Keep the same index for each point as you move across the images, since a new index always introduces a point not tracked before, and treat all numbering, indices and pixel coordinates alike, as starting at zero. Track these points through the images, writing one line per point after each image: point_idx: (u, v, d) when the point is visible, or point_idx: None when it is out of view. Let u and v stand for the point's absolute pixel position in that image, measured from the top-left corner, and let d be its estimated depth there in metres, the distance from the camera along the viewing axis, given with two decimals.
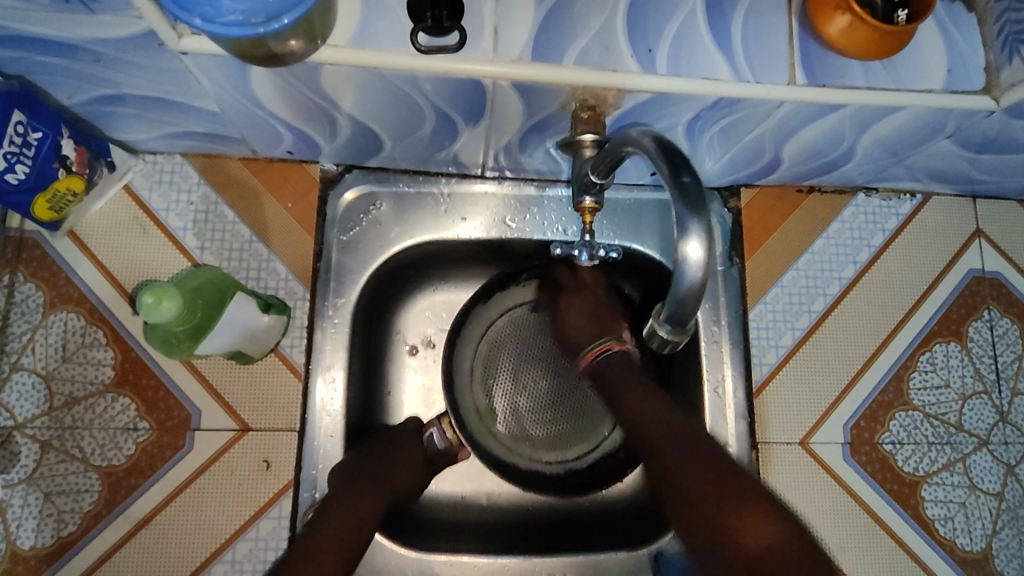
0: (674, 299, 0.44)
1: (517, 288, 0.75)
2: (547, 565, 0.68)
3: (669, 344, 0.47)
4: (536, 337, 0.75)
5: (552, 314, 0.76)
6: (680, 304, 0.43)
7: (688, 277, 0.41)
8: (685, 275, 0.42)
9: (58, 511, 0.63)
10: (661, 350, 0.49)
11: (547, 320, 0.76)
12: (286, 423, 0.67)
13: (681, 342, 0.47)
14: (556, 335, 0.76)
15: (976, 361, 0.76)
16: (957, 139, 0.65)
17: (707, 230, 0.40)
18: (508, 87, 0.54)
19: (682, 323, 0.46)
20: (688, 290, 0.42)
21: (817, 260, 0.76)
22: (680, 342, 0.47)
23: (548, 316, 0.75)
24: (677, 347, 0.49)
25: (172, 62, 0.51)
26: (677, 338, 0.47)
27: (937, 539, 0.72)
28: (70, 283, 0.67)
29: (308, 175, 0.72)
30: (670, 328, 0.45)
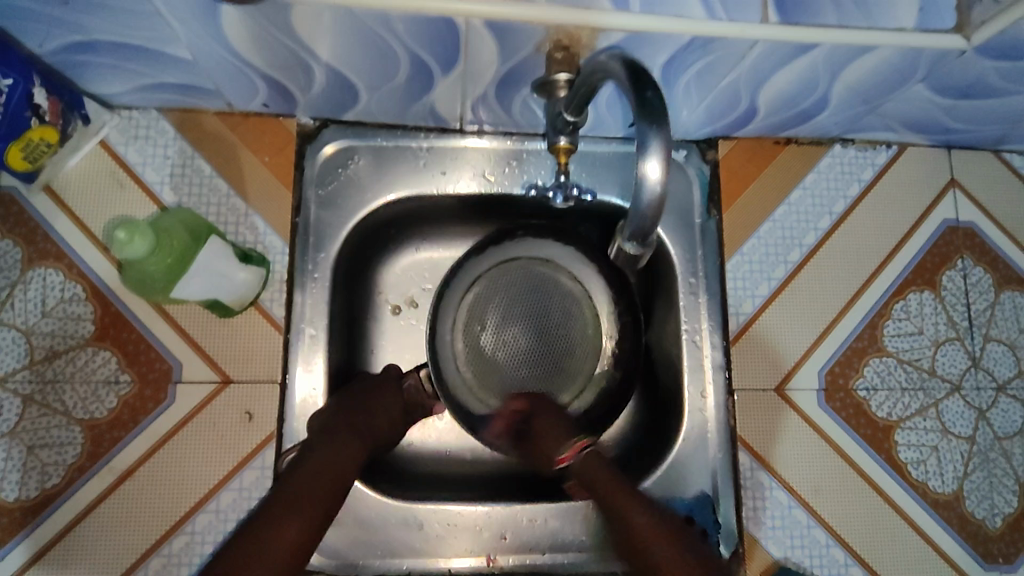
0: (635, 216, 0.45)
1: (508, 244, 0.75)
2: (529, 512, 0.70)
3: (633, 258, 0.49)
4: (524, 293, 0.74)
5: (540, 272, 0.74)
6: (639, 221, 0.45)
7: (645, 195, 0.42)
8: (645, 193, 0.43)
9: (42, 463, 0.64)
10: (628, 264, 0.51)
11: (536, 278, 0.74)
12: (268, 376, 0.67)
13: (645, 256, 0.49)
14: (541, 295, 0.74)
15: (950, 309, 0.77)
16: (931, 84, 0.65)
17: (665, 150, 0.41)
18: (481, 27, 0.53)
19: (645, 238, 0.48)
20: (650, 206, 0.43)
21: (794, 211, 0.77)
22: (643, 256, 0.49)
23: (536, 275, 0.74)
24: (644, 259, 0.51)
25: (141, 4, 0.51)
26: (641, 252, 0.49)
27: (909, 481, 0.73)
28: (48, 239, 0.67)
29: (285, 129, 0.72)
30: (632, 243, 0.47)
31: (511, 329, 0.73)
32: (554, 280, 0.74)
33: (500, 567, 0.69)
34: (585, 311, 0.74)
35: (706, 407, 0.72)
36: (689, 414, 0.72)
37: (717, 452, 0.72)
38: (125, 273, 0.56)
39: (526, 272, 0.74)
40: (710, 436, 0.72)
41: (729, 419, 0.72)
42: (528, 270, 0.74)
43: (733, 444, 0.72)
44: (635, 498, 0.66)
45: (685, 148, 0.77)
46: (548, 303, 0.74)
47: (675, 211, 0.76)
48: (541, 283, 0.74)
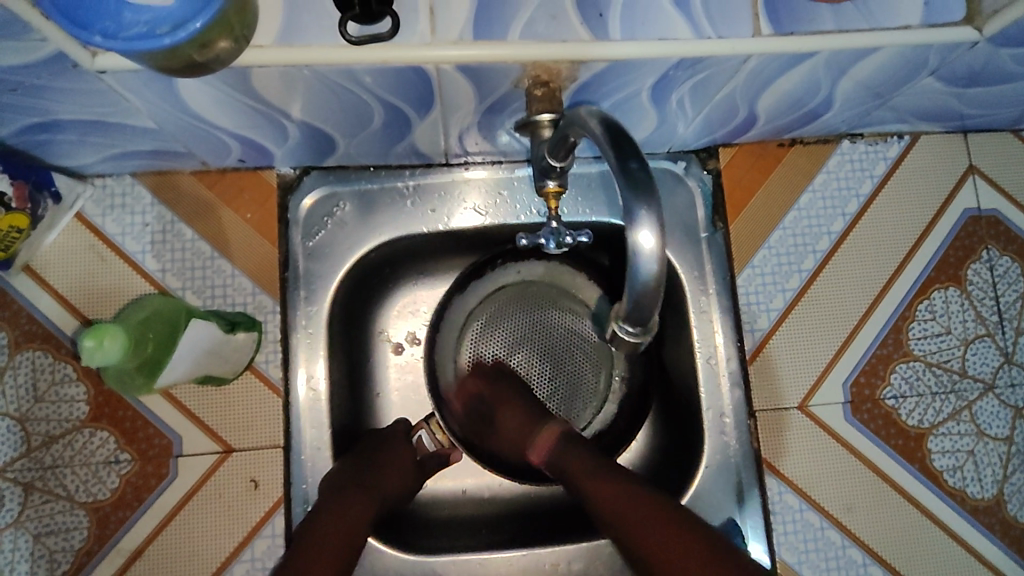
0: (629, 295, 0.40)
1: (492, 273, 0.74)
2: (553, 555, 0.68)
3: (632, 345, 0.43)
4: (521, 318, 0.75)
5: (534, 289, 0.75)
6: (636, 300, 0.40)
7: (642, 267, 0.38)
8: (641, 264, 0.38)
9: (49, 551, 0.62)
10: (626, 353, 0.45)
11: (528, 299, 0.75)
12: (270, 440, 0.65)
13: (646, 341, 0.43)
14: (529, 311, 0.75)
15: (978, 305, 0.73)
16: (942, 75, 0.61)
17: (656, 218, 0.37)
18: (454, 71, 0.50)
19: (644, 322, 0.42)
20: (646, 280, 0.38)
21: (804, 216, 0.73)
22: (643, 343, 0.42)
23: (528, 294, 0.75)
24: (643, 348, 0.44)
25: (92, 83, 0.48)
26: (641, 339, 0.43)
27: (947, 490, 0.70)
28: (33, 320, 0.65)
29: (265, 183, 0.69)
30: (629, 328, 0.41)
31: (518, 356, 0.75)
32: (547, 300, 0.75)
33: None
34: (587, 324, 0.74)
35: (727, 431, 0.69)
36: (710, 439, 0.69)
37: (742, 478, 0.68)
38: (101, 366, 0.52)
39: (520, 294, 0.74)
40: (733, 461, 0.69)
41: (752, 442, 0.69)
42: (522, 292, 0.74)
43: (759, 466, 0.69)
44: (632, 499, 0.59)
45: (684, 159, 0.73)
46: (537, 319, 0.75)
47: (678, 227, 0.72)
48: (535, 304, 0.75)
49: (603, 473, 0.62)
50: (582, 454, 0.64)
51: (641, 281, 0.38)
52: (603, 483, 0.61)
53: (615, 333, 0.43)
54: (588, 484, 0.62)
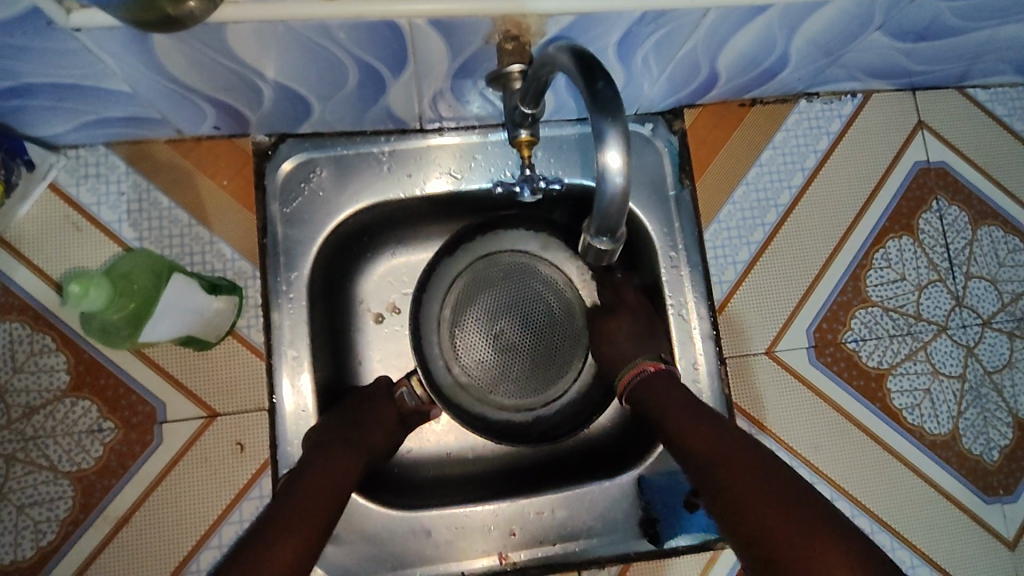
0: (598, 209, 0.42)
1: (484, 238, 0.76)
2: (536, 505, 0.70)
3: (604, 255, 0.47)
4: (507, 287, 0.77)
5: (519, 263, 0.77)
6: (604, 214, 0.42)
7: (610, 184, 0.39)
8: (608, 182, 0.40)
9: (34, 522, 0.62)
10: (598, 263, 0.48)
11: (514, 271, 0.77)
12: (255, 403, 0.66)
13: (616, 252, 0.46)
14: (515, 277, 0.77)
15: (930, 252, 0.77)
16: (889, 30, 0.64)
17: (624, 138, 0.38)
18: (426, 26, 0.51)
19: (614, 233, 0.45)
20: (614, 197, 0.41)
21: (766, 172, 0.76)
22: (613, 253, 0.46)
23: (513, 268, 0.77)
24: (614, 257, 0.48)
25: (66, 42, 0.48)
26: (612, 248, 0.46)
27: (906, 427, 0.74)
28: (8, 292, 0.64)
29: (239, 150, 0.70)
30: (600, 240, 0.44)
31: (500, 324, 0.76)
32: (533, 269, 0.77)
33: (513, 564, 0.69)
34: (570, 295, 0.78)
35: (699, 378, 0.72)
36: (684, 389, 0.71)
37: None
38: (85, 320, 0.53)
39: (508, 263, 0.77)
40: None
41: (724, 388, 0.72)
42: (506, 260, 0.77)
43: (731, 411, 0.72)
44: (742, 439, 0.56)
45: (650, 120, 0.75)
46: (522, 285, 0.77)
47: (648, 185, 0.74)
48: (520, 274, 0.77)
49: (687, 397, 0.62)
50: (680, 393, 0.63)
51: (610, 198, 0.41)
52: (684, 405, 0.62)
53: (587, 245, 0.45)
54: (667, 404, 0.63)
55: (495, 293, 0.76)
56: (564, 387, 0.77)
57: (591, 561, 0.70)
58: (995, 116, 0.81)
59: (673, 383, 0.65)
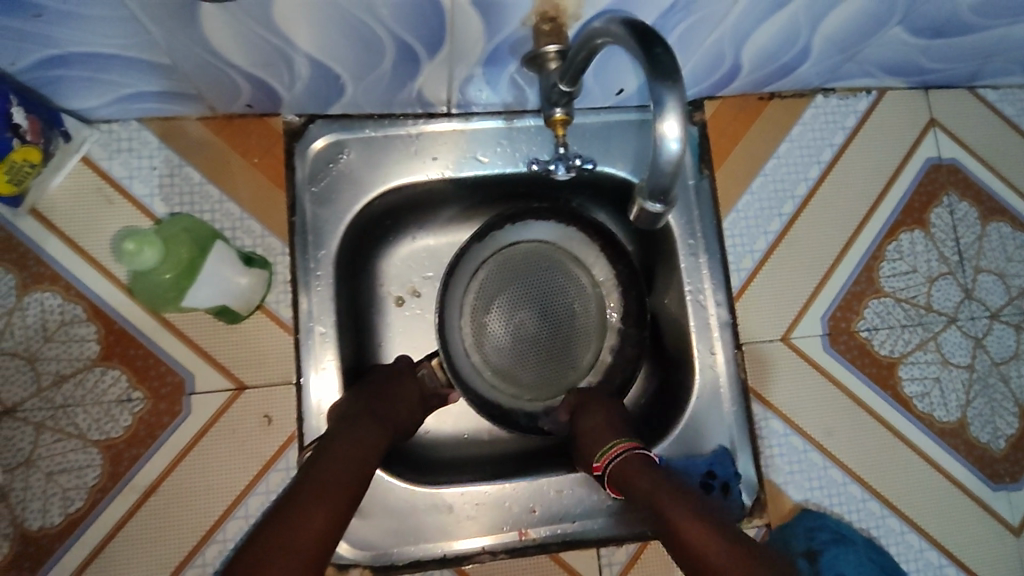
0: (653, 171, 0.43)
1: (513, 228, 0.77)
2: (554, 484, 0.71)
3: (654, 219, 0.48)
4: (529, 279, 0.78)
5: (540, 254, 0.78)
6: (658, 177, 0.43)
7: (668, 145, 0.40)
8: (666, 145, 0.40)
9: (62, 489, 0.63)
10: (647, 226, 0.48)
11: (535, 261, 0.78)
12: (282, 377, 0.67)
13: (666, 216, 0.47)
14: (539, 268, 0.78)
15: (940, 246, 0.79)
16: (908, 25, 0.66)
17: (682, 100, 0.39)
18: (467, 5, 0.53)
19: (667, 197, 0.46)
20: (671, 159, 0.41)
21: (783, 164, 0.78)
22: (666, 216, 0.47)
23: (533, 258, 0.78)
24: (665, 220, 0.48)
25: (118, 9, 0.49)
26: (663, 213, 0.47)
27: (916, 414, 0.76)
28: (41, 262, 0.65)
29: (272, 128, 0.71)
30: (654, 203, 0.45)
31: (519, 313, 0.77)
32: (556, 262, 0.78)
33: (532, 540, 0.70)
34: (591, 292, 0.78)
35: (716, 364, 0.73)
36: (701, 373, 0.73)
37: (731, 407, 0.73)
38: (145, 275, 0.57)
39: (529, 252, 0.78)
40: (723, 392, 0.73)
41: (740, 373, 0.74)
42: (530, 252, 0.78)
43: (746, 396, 0.73)
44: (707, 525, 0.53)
45: None
46: (546, 276, 0.78)
47: None
48: (541, 264, 0.78)
49: (668, 493, 0.57)
50: (648, 471, 0.61)
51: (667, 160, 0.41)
52: (669, 501, 0.56)
53: (639, 210, 0.46)
54: (655, 498, 0.57)
55: (518, 284, 0.78)
56: (582, 376, 0.78)
57: (610, 539, 0.71)
58: (1004, 116, 0.83)
59: (650, 466, 0.62)
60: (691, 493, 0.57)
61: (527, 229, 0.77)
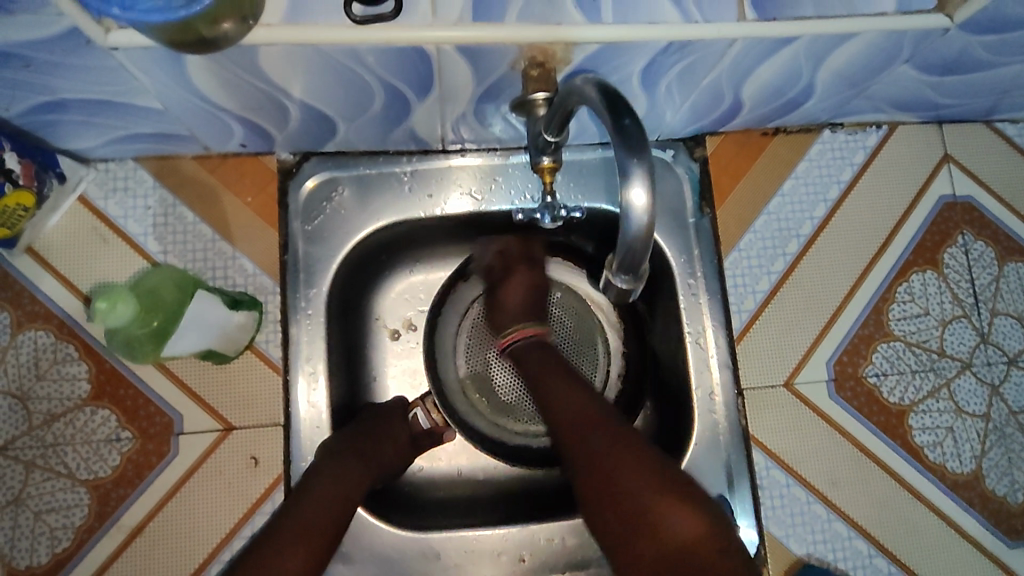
0: (624, 246, 0.43)
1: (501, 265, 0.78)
2: (545, 531, 0.69)
3: (626, 293, 0.47)
4: None
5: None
6: (628, 249, 0.43)
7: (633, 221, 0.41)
8: (631, 221, 0.41)
9: (49, 529, 0.63)
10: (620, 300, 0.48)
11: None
12: (270, 418, 0.66)
13: (638, 290, 0.47)
14: None
15: (954, 287, 0.76)
16: (916, 63, 0.64)
17: (647, 173, 0.39)
18: (452, 52, 0.52)
19: (637, 273, 0.46)
20: (636, 233, 0.41)
21: (788, 201, 0.76)
22: (635, 293, 0.47)
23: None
24: (637, 296, 0.48)
25: (103, 60, 0.49)
26: (634, 287, 0.47)
27: (927, 465, 0.72)
28: (35, 301, 0.66)
29: (266, 167, 0.71)
30: (622, 278, 0.45)
31: None
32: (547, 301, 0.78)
33: None
34: (589, 324, 0.80)
35: (715, 409, 0.71)
36: (699, 418, 0.71)
37: (730, 454, 0.70)
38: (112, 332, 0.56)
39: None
40: (722, 438, 0.71)
41: (740, 420, 0.71)
42: None
43: (747, 443, 0.71)
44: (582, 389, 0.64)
45: (672, 147, 0.75)
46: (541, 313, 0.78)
47: (667, 212, 0.74)
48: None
49: (565, 381, 0.65)
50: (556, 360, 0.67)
51: (633, 233, 0.41)
52: (565, 393, 0.63)
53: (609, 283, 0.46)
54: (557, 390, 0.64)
55: None
56: None
57: None
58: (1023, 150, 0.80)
59: (545, 353, 0.68)
60: (590, 389, 0.64)
61: None
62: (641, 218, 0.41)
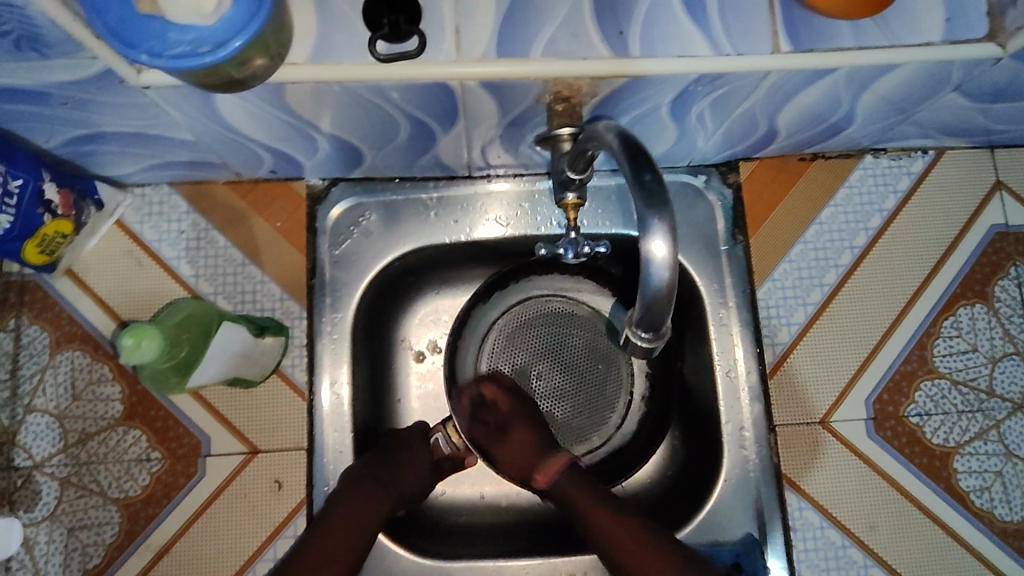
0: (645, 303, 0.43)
1: (520, 285, 0.75)
2: (567, 565, 0.68)
3: (646, 350, 0.47)
4: (545, 336, 0.75)
5: (559, 309, 0.75)
6: (650, 306, 0.43)
7: (655, 275, 0.41)
8: (653, 274, 0.41)
9: (82, 545, 0.65)
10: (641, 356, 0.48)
11: (551, 317, 0.75)
12: (294, 442, 0.67)
13: (657, 347, 0.47)
14: (562, 328, 0.75)
15: (1005, 322, 0.72)
16: (966, 90, 0.60)
17: (669, 229, 0.40)
18: (477, 87, 0.51)
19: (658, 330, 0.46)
20: (658, 288, 0.42)
21: (827, 230, 0.73)
22: (656, 349, 0.47)
23: (548, 314, 0.75)
24: (658, 350, 0.48)
25: (135, 97, 0.50)
26: (655, 344, 0.47)
27: (973, 512, 0.68)
28: (73, 322, 0.68)
29: (295, 192, 0.72)
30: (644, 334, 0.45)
31: (537, 368, 0.75)
32: (572, 321, 0.75)
33: None
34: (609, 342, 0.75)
35: (746, 445, 0.69)
36: (728, 454, 0.69)
37: (761, 493, 0.68)
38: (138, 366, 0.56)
39: (544, 309, 0.75)
40: (752, 475, 0.68)
41: (772, 457, 0.69)
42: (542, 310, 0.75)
43: (779, 482, 0.68)
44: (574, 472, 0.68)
45: (704, 173, 0.73)
46: (568, 335, 0.75)
47: (698, 240, 0.72)
48: (557, 321, 0.75)
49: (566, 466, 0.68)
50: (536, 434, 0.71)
51: (656, 285, 0.41)
52: (603, 514, 0.64)
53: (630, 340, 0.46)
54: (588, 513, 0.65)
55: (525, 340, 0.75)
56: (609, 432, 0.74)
57: None
58: None
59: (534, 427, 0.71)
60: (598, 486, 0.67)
61: (539, 283, 0.75)
62: (664, 271, 0.41)
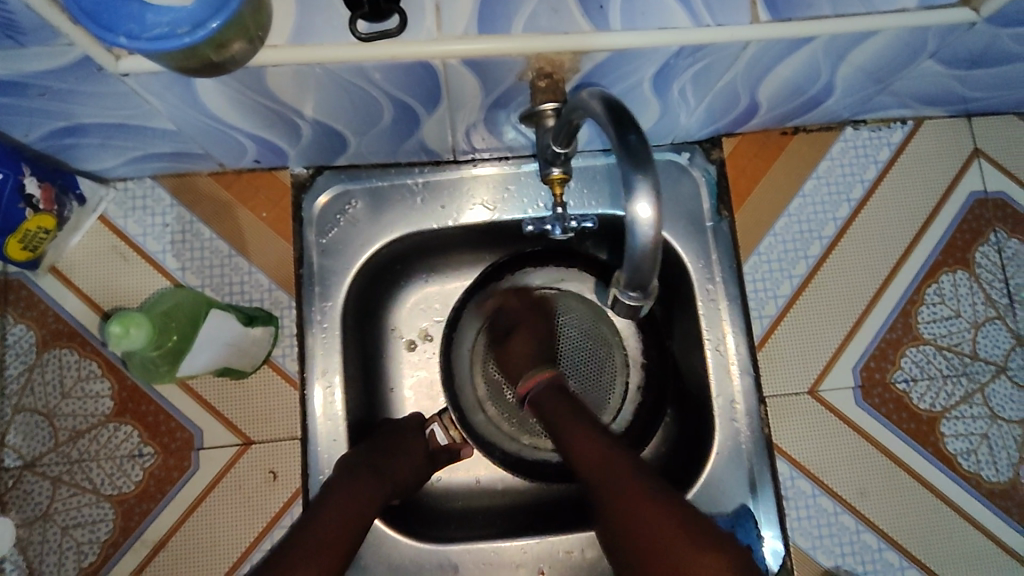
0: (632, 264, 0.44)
1: (516, 275, 0.76)
2: (565, 544, 0.68)
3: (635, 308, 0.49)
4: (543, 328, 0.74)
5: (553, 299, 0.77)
6: (638, 267, 0.44)
7: (639, 235, 0.42)
8: (637, 234, 0.42)
9: (76, 543, 0.64)
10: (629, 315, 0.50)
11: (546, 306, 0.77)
12: (288, 432, 0.67)
13: (646, 305, 0.48)
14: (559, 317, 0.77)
15: (986, 287, 0.73)
16: (942, 58, 0.61)
17: (653, 188, 0.40)
18: (458, 65, 0.51)
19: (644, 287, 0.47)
20: (643, 249, 0.43)
21: (810, 202, 0.73)
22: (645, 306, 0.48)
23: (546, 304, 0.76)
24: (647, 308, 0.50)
25: (114, 86, 0.50)
26: (642, 302, 0.48)
27: (961, 474, 0.70)
28: (59, 319, 0.67)
29: (280, 182, 0.71)
30: (632, 293, 0.47)
31: None
32: (569, 311, 0.78)
33: None
34: (605, 328, 0.78)
35: (737, 417, 0.70)
36: (722, 428, 0.69)
37: (753, 464, 0.69)
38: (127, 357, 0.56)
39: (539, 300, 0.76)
40: (744, 446, 0.69)
41: (763, 429, 0.69)
42: (540, 302, 0.76)
43: (771, 452, 0.69)
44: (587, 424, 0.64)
45: (687, 150, 0.74)
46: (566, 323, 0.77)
47: (683, 217, 0.72)
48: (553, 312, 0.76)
49: (581, 422, 0.65)
50: (565, 402, 0.68)
51: (641, 244, 0.42)
52: (604, 465, 0.60)
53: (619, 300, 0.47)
54: (582, 450, 0.62)
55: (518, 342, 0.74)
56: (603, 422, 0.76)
57: None
58: None
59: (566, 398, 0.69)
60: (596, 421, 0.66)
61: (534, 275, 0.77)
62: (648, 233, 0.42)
